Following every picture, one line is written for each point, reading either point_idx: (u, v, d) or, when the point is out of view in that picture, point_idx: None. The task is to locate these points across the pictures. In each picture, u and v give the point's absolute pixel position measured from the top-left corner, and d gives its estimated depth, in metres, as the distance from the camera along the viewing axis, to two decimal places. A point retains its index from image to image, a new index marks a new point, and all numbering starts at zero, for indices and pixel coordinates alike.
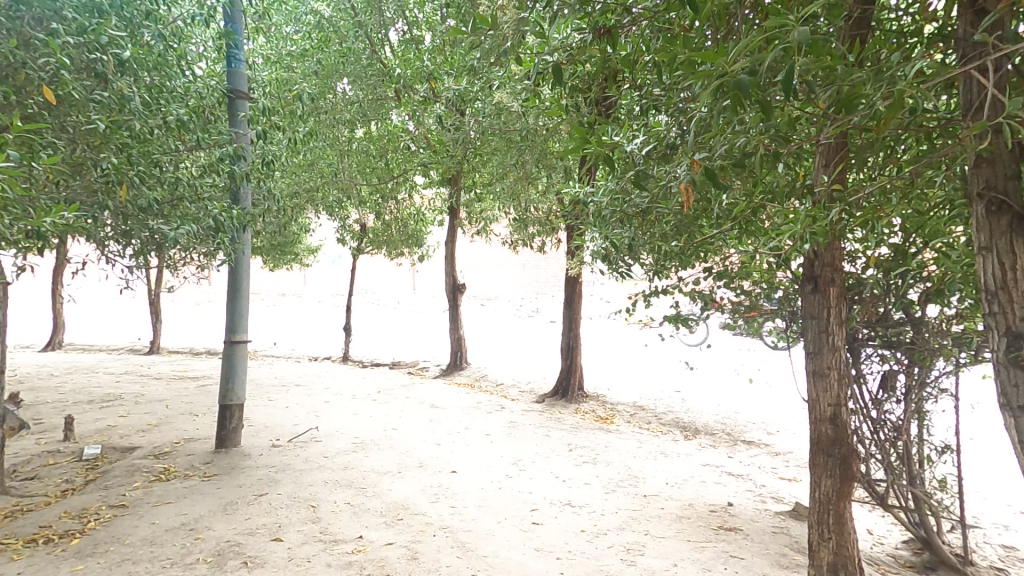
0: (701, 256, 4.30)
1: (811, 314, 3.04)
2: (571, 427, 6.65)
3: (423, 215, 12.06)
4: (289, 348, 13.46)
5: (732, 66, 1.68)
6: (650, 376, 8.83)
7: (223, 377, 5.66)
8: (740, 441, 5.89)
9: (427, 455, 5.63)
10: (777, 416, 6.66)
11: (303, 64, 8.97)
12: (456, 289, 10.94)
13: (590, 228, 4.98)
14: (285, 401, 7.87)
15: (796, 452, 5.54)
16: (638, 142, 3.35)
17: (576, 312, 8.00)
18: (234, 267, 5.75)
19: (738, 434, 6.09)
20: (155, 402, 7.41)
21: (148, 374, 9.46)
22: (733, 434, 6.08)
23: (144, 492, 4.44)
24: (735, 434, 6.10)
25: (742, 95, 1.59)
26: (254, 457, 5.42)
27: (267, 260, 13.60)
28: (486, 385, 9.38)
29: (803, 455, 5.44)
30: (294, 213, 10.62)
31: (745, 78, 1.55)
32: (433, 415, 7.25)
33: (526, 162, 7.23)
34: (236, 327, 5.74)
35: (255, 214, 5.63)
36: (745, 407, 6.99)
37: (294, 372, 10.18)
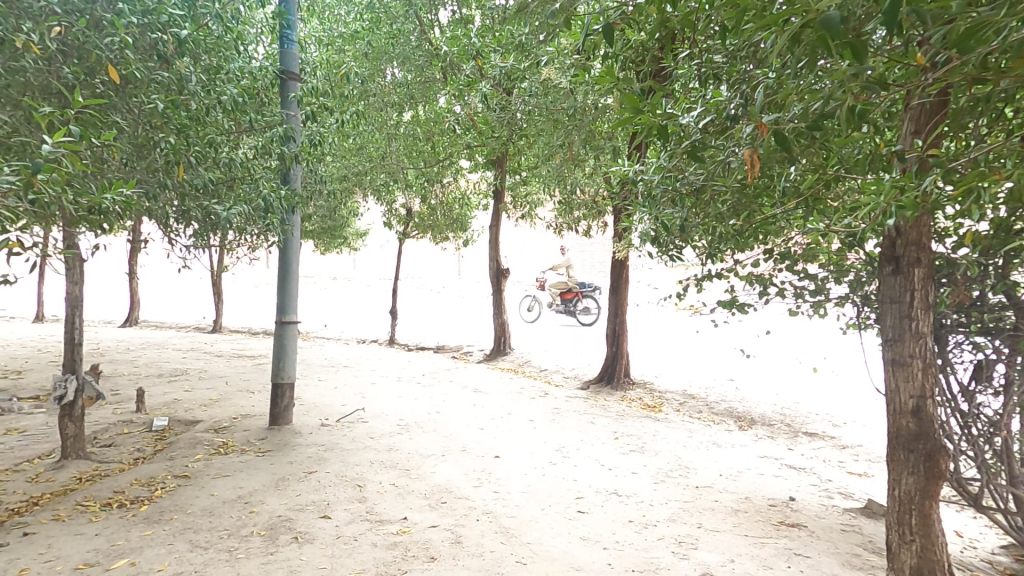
0: (761, 238, 4.01)
1: (891, 298, 2.75)
2: (617, 415, 6.49)
3: (468, 198, 12.05)
4: (340, 329, 13.90)
5: (818, 6, 1.45)
6: (701, 364, 8.51)
7: (276, 356, 5.86)
8: (801, 433, 5.55)
9: (471, 439, 5.65)
10: (842, 409, 6.24)
11: (354, 46, 9.07)
12: (500, 274, 10.90)
13: (639, 209, 4.76)
14: (334, 382, 8.11)
15: (865, 446, 5.16)
16: (696, 113, 3.13)
17: (622, 297, 7.77)
18: (285, 250, 5.92)
19: (799, 425, 5.75)
20: (216, 378, 7.81)
21: (210, 351, 10.00)
22: (794, 425, 5.75)
23: (205, 465, 4.68)
24: (795, 425, 5.76)
25: (831, 36, 1.35)
26: (305, 434, 5.61)
27: (319, 244, 14.02)
28: (529, 371, 9.33)
29: (874, 450, 5.06)
30: (344, 197, 10.85)
31: (836, 13, 1.30)
32: (476, 399, 7.27)
33: (574, 142, 7.03)
34: (287, 308, 5.91)
35: (304, 196, 5.74)
36: (806, 398, 6.59)
37: (344, 353, 10.50)
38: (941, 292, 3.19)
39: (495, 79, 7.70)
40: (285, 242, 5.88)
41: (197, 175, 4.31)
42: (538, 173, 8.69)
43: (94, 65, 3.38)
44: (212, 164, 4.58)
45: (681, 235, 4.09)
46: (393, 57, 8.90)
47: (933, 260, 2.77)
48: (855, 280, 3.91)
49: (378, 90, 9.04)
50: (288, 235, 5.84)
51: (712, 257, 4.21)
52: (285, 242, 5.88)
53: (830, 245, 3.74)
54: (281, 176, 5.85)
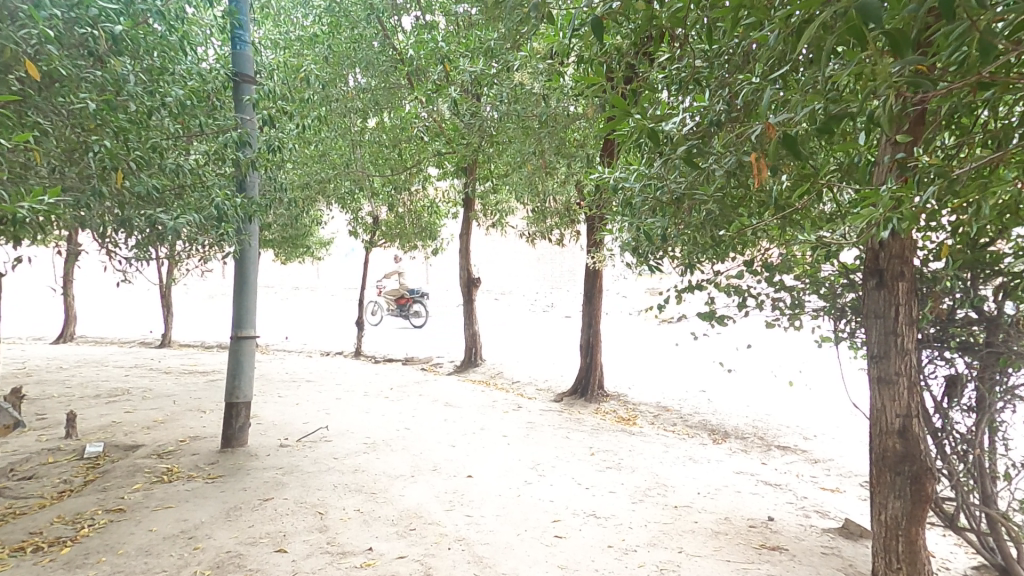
0: (739, 248, 3.93)
1: (875, 312, 2.69)
2: (591, 429, 6.35)
3: (437, 207, 11.82)
4: (302, 341, 13.38)
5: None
6: (673, 376, 8.48)
7: (231, 374, 5.46)
8: (774, 446, 5.53)
9: (442, 458, 5.38)
10: (814, 420, 6.27)
11: (314, 50, 8.74)
12: (470, 283, 10.67)
13: (615, 219, 4.65)
14: (295, 398, 7.69)
15: (837, 460, 5.16)
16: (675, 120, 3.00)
17: (596, 307, 7.66)
18: (242, 261, 5.55)
19: (772, 439, 5.73)
20: (163, 397, 7.27)
21: (158, 368, 9.36)
22: (767, 438, 5.72)
23: (145, 495, 4.25)
24: (768, 438, 5.74)
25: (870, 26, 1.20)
26: (261, 457, 5.22)
27: (279, 253, 13.44)
28: (500, 383, 9.12)
29: (846, 464, 5.06)
30: (306, 205, 10.42)
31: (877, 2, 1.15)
32: (447, 414, 7.01)
33: (545, 150, 6.92)
34: (244, 323, 5.53)
35: (262, 204, 5.40)
36: (778, 410, 6.62)
37: (305, 367, 10.03)
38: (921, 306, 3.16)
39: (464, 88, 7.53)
40: (243, 251, 5.51)
41: (139, 182, 3.95)
42: (508, 182, 8.54)
43: (11, 62, 3.03)
44: (156, 169, 4.22)
45: (659, 246, 3.98)
46: (357, 62, 8.61)
47: (915, 274, 2.71)
48: (830, 294, 3.87)
49: (341, 95, 8.72)
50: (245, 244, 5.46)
51: (690, 267, 4.08)
52: (242, 252, 5.51)
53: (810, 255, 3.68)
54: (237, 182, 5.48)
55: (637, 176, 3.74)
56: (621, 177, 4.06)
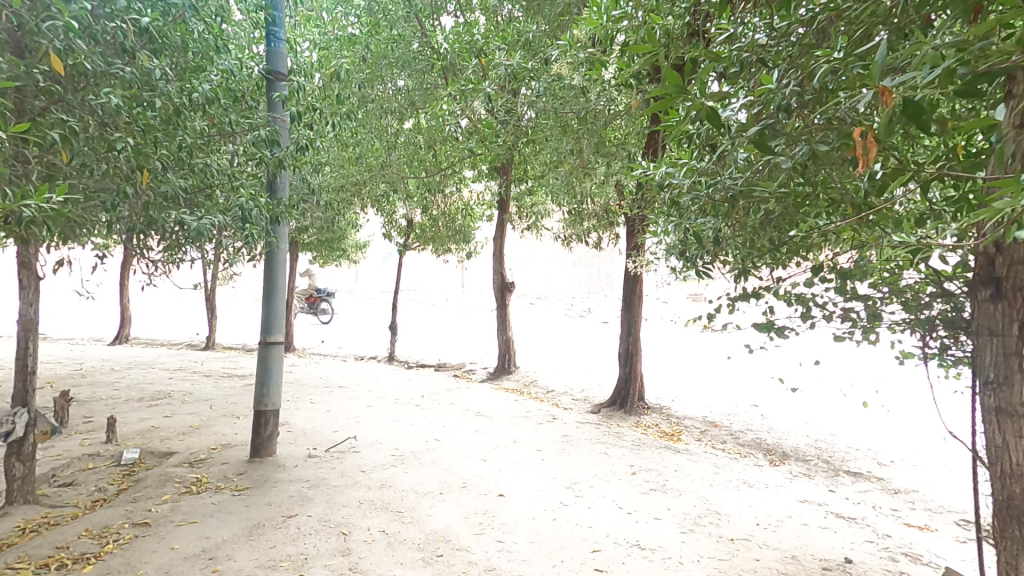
0: (802, 252, 3.45)
1: (991, 329, 2.22)
2: (633, 444, 5.93)
3: (472, 209, 11.64)
4: (338, 345, 13.46)
5: None
6: (720, 389, 7.94)
7: (259, 380, 5.35)
8: (842, 472, 4.98)
9: (472, 473, 5.10)
10: (887, 445, 5.64)
11: (352, 50, 8.72)
12: (504, 287, 10.38)
13: (661, 220, 4.27)
14: (327, 404, 7.59)
15: (922, 492, 4.54)
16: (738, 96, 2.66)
17: (635, 314, 7.22)
18: (272, 265, 5.45)
19: (839, 464, 5.16)
20: (200, 402, 7.31)
21: (199, 370, 9.52)
22: (833, 463, 5.17)
23: (172, 508, 4.14)
24: (834, 463, 5.18)
25: None
26: (289, 468, 5.07)
27: (317, 256, 13.55)
28: (535, 392, 8.79)
29: (931, 496, 4.46)
30: (342, 208, 10.40)
31: None
32: (479, 425, 6.73)
33: (584, 147, 6.59)
34: (273, 328, 5.42)
35: (291, 206, 5.28)
36: (843, 431, 6.02)
37: (340, 372, 10.01)
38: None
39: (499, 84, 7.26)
40: (271, 255, 5.41)
41: (166, 183, 3.91)
42: (545, 182, 8.24)
43: (38, 57, 2.98)
44: (183, 169, 4.14)
45: (713, 250, 3.57)
46: (392, 63, 8.51)
47: None
48: (915, 304, 3.36)
49: (376, 95, 8.61)
50: (274, 248, 5.37)
51: (747, 273, 3.61)
52: (271, 256, 5.42)
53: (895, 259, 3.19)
54: (267, 184, 5.38)
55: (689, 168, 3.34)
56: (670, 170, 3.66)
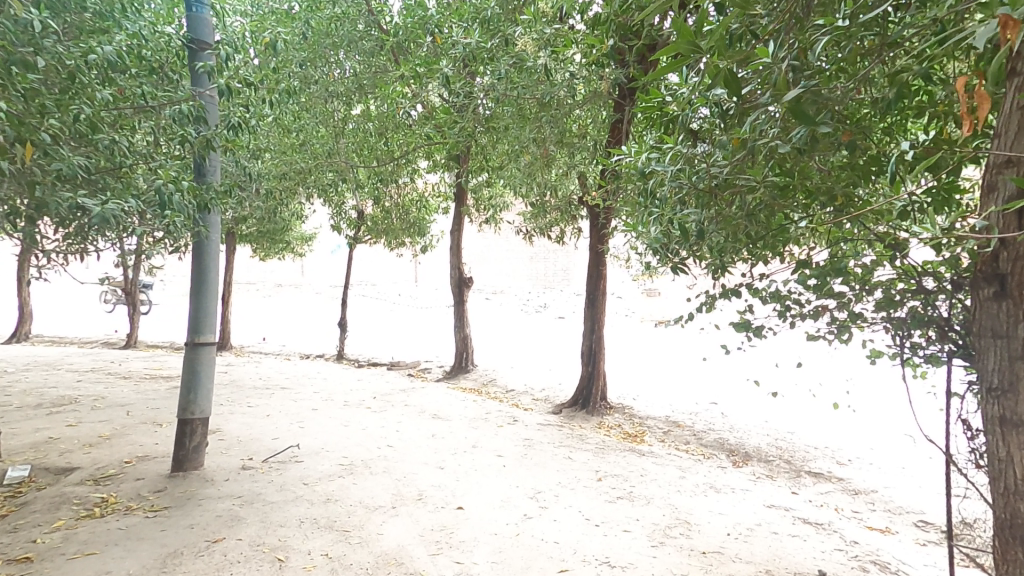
0: (783, 244, 3.29)
1: (994, 332, 2.06)
2: (596, 448, 5.72)
3: (426, 201, 11.16)
4: (280, 343, 12.61)
5: None
6: (680, 388, 7.89)
7: (184, 386, 4.72)
8: (804, 473, 4.94)
9: (428, 484, 4.71)
10: (843, 442, 5.71)
11: (293, 26, 8.07)
12: (462, 283, 9.98)
13: (633, 213, 4.04)
14: (266, 408, 6.96)
15: (882, 492, 4.55)
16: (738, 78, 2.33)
17: (599, 312, 7.03)
18: (202, 256, 4.84)
19: (800, 463, 5.13)
20: (114, 408, 6.51)
21: (116, 372, 8.57)
22: (795, 463, 5.13)
23: (65, 538, 3.52)
24: (796, 463, 5.14)
25: None
26: (217, 483, 4.49)
27: (257, 248, 12.64)
28: (493, 391, 8.47)
29: (889, 496, 4.46)
30: (284, 197, 9.67)
31: None
32: (435, 429, 6.33)
33: (546, 138, 6.31)
34: (202, 328, 4.81)
35: (225, 190, 4.69)
36: (801, 428, 6.08)
37: (281, 372, 9.31)
38: (951, 301, 2.84)
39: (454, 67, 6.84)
40: (201, 244, 4.80)
41: (58, 159, 3.21)
42: (505, 175, 7.91)
43: None
44: (84, 145, 3.54)
45: (689, 246, 3.34)
46: (339, 42, 7.91)
47: None
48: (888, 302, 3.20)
49: (320, 76, 7.98)
50: (204, 236, 4.76)
51: (724, 268, 3.40)
52: (201, 246, 4.80)
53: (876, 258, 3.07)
54: (195, 166, 4.75)
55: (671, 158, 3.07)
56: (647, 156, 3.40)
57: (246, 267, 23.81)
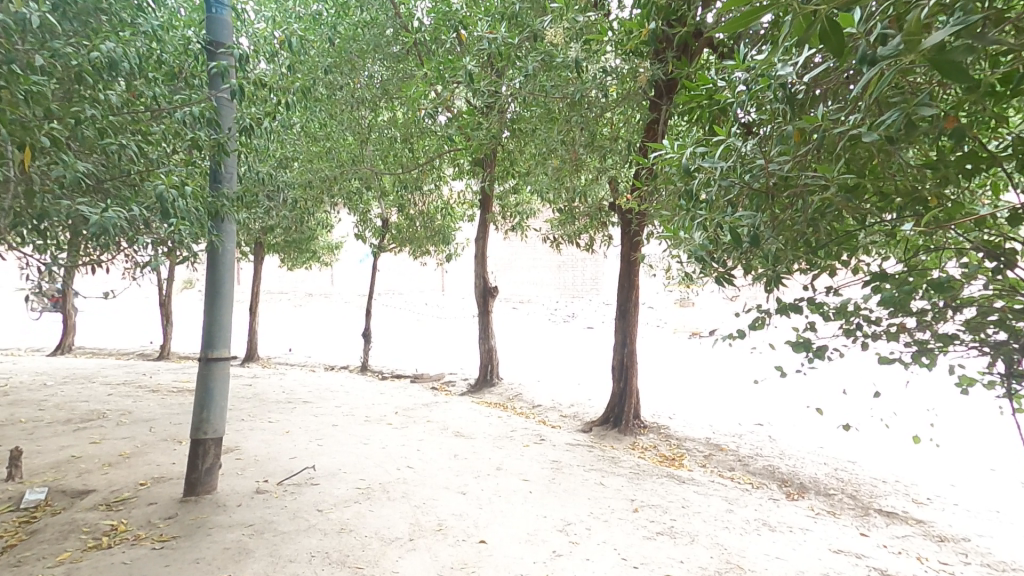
0: (848, 250, 2.82)
1: None
2: (631, 473, 5.28)
3: (451, 209, 10.96)
4: (307, 354, 12.57)
5: None
6: (722, 408, 7.40)
7: (197, 404, 4.51)
8: (874, 511, 4.44)
9: (449, 513, 4.38)
10: (917, 476, 5.16)
11: (318, 32, 8.00)
12: (488, 293, 9.69)
13: (673, 219, 3.64)
14: (287, 424, 6.78)
15: (976, 540, 3.98)
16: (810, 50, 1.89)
17: (631, 324, 6.61)
18: (217, 268, 4.66)
19: (868, 500, 4.61)
20: (139, 423, 6.43)
21: (145, 385, 8.59)
22: (861, 499, 4.63)
23: (67, 573, 3.32)
24: (863, 499, 4.62)
25: None
26: (230, 508, 4.26)
27: (285, 258, 12.68)
28: (520, 406, 8.12)
29: (984, 546, 3.90)
30: (311, 207, 9.62)
31: None
32: (458, 448, 6.02)
33: (576, 139, 5.95)
34: (216, 342, 4.60)
35: (241, 199, 4.50)
36: (862, 457, 5.57)
37: (306, 384, 9.19)
38: None
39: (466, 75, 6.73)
40: (217, 255, 4.63)
41: (63, 166, 3.03)
42: (532, 180, 7.60)
43: None
44: (93, 152, 3.34)
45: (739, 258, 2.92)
46: (365, 49, 7.83)
47: None
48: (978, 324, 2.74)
49: (345, 83, 7.88)
50: (219, 246, 4.59)
51: (780, 281, 2.94)
52: (216, 257, 4.63)
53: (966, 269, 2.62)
54: (211, 172, 4.57)
55: (722, 152, 2.60)
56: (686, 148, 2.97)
57: (276, 276, 24.13)
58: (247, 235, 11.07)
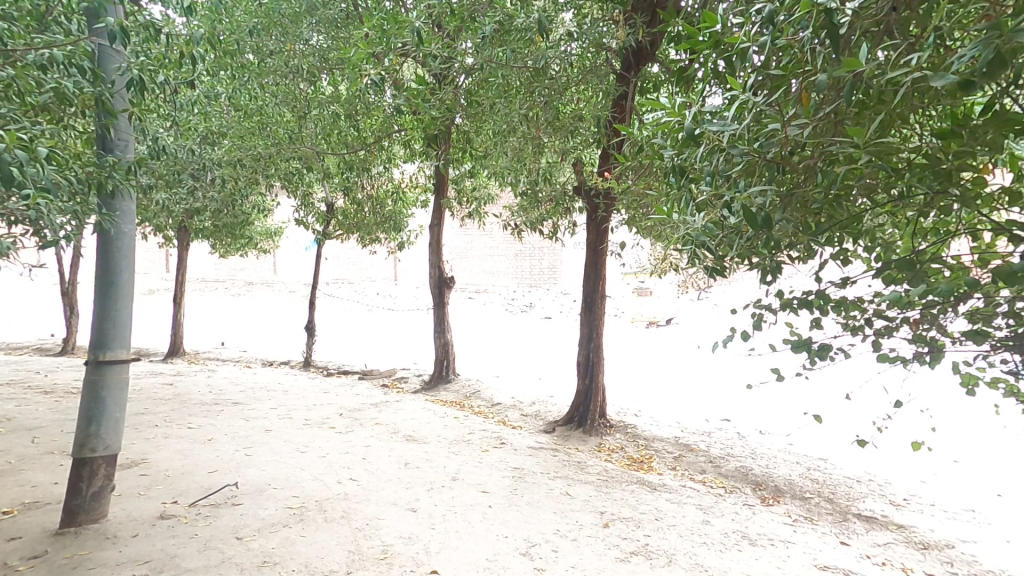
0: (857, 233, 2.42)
1: None
2: (598, 480, 4.86)
3: (403, 192, 10.21)
4: (242, 349, 11.53)
5: None
6: (689, 403, 7.22)
7: (82, 416, 3.69)
8: (852, 516, 4.23)
9: (395, 535, 3.79)
10: (888, 472, 5.09)
11: None
12: (443, 283, 9.04)
13: (658, 197, 3.17)
14: (209, 430, 5.97)
15: (962, 547, 3.78)
16: None
17: (596, 317, 6.19)
18: (110, 253, 3.84)
19: (846, 505, 4.39)
20: (21, 434, 5.47)
21: (40, 386, 7.48)
22: (839, 503, 4.42)
23: None
24: (841, 504, 4.40)
25: None
26: (121, 541, 3.51)
27: (217, 244, 11.54)
28: (477, 405, 7.59)
29: (970, 553, 3.70)
30: (242, 186, 8.66)
31: None
32: (409, 454, 5.44)
33: (538, 112, 5.42)
34: (108, 342, 3.80)
35: (135, 170, 3.71)
36: (833, 453, 5.49)
37: (237, 383, 8.30)
38: None
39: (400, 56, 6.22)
40: (110, 240, 3.81)
41: None
42: (490, 162, 7.01)
43: None
44: None
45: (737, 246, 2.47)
46: (297, 12, 6.88)
47: None
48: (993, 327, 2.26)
49: (277, 48, 6.97)
50: (112, 228, 3.77)
51: (779, 271, 2.49)
52: (109, 242, 3.80)
53: (973, 254, 2.18)
54: (98, 137, 3.76)
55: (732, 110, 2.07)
56: (680, 106, 2.45)
57: (212, 264, 22.40)
58: (170, 217, 9.92)
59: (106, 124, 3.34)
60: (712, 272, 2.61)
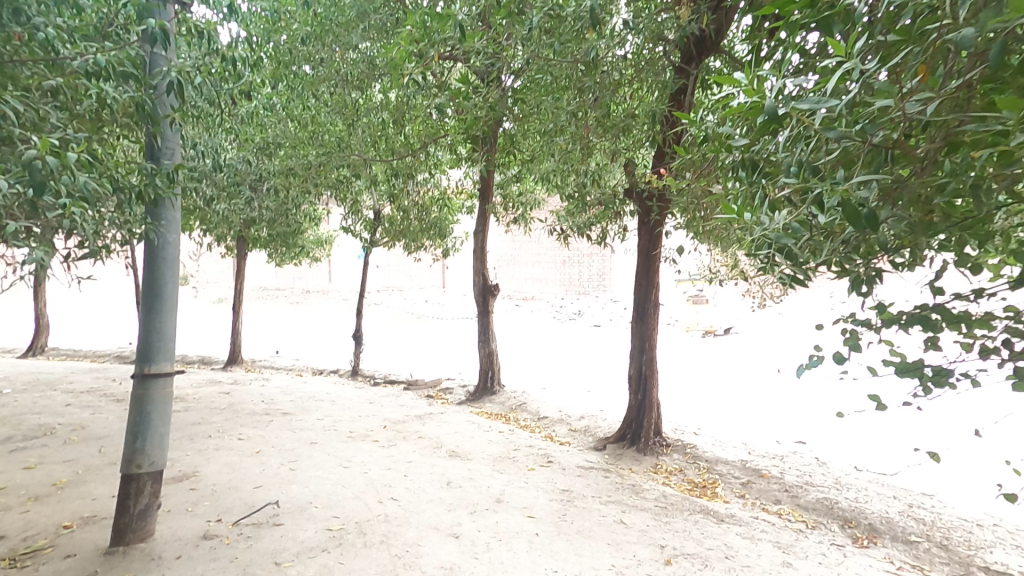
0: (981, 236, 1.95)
1: None
2: (658, 507, 4.44)
3: (449, 199, 10.12)
4: (294, 357, 11.78)
5: None
6: (755, 422, 6.76)
7: (129, 431, 3.66)
8: (977, 569, 3.69)
9: (438, 566, 3.54)
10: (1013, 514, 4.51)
11: None
12: (488, 290, 8.81)
13: (722, 197, 2.78)
14: (258, 441, 5.99)
15: None
16: None
17: (650, 328, 5.77)
18: (156, 263, 3.80)
19: (965, 553, 3.87)
20: (88, 443, 5.68)
21: (109, 394, 7.85)
22: (958, 551, 3.88)
23: None
24: (960, 552, 3.87)
25: None
26: (164, 563, 3.46)
27: (272, 254, 11.88)
28: (524, 418, 7.30)
29: None
30: (294, 196, 8.80)
31: None
32: (453, 472, 5.21)
33: (588, 109, 5.07)
34: (153, 355, 3.76)
35: (180, 179, 3.60)
36: (942, 487, 4.94)
37: (287, 392, 8.40)
38: None
39: (446, 58, 6.06)
40: (155, 249, 3.77)
41: None
42: (537, 167, 6.74)
43: None
44: None
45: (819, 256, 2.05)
46: (350, 20, 6.78)
47: None
48: None
49: (327, 56, 6.85)
50: (156, 238, 3.72)
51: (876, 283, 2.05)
52: (154, 252, 3.76)
53: None
54: (146, 147, 3.68)
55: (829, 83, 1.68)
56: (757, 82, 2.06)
57: (271, 273, 23.35)
58: (228, 228, 10.26)
59: (151, 132, 3.22)
60: (787, 279, 2.18)
